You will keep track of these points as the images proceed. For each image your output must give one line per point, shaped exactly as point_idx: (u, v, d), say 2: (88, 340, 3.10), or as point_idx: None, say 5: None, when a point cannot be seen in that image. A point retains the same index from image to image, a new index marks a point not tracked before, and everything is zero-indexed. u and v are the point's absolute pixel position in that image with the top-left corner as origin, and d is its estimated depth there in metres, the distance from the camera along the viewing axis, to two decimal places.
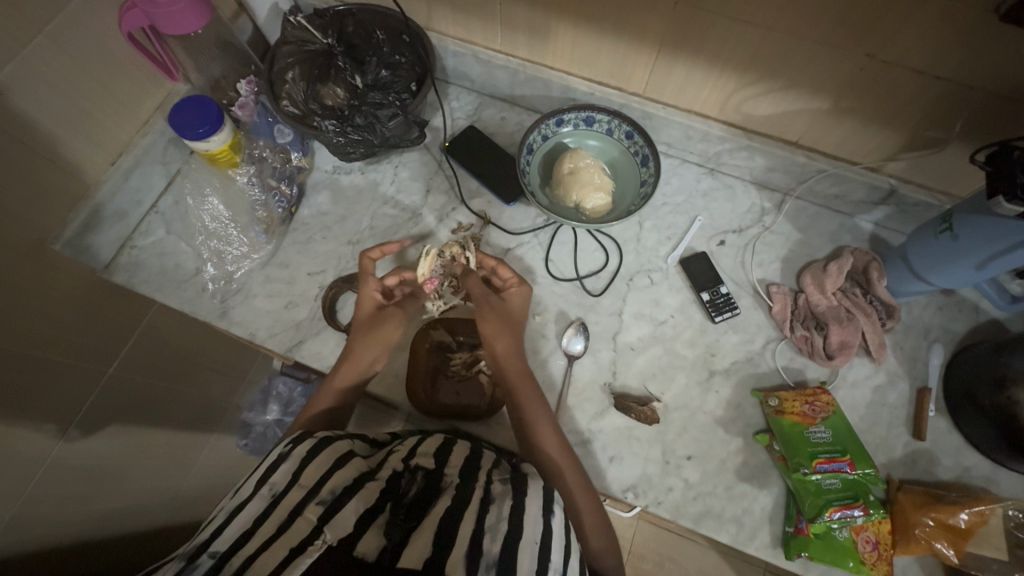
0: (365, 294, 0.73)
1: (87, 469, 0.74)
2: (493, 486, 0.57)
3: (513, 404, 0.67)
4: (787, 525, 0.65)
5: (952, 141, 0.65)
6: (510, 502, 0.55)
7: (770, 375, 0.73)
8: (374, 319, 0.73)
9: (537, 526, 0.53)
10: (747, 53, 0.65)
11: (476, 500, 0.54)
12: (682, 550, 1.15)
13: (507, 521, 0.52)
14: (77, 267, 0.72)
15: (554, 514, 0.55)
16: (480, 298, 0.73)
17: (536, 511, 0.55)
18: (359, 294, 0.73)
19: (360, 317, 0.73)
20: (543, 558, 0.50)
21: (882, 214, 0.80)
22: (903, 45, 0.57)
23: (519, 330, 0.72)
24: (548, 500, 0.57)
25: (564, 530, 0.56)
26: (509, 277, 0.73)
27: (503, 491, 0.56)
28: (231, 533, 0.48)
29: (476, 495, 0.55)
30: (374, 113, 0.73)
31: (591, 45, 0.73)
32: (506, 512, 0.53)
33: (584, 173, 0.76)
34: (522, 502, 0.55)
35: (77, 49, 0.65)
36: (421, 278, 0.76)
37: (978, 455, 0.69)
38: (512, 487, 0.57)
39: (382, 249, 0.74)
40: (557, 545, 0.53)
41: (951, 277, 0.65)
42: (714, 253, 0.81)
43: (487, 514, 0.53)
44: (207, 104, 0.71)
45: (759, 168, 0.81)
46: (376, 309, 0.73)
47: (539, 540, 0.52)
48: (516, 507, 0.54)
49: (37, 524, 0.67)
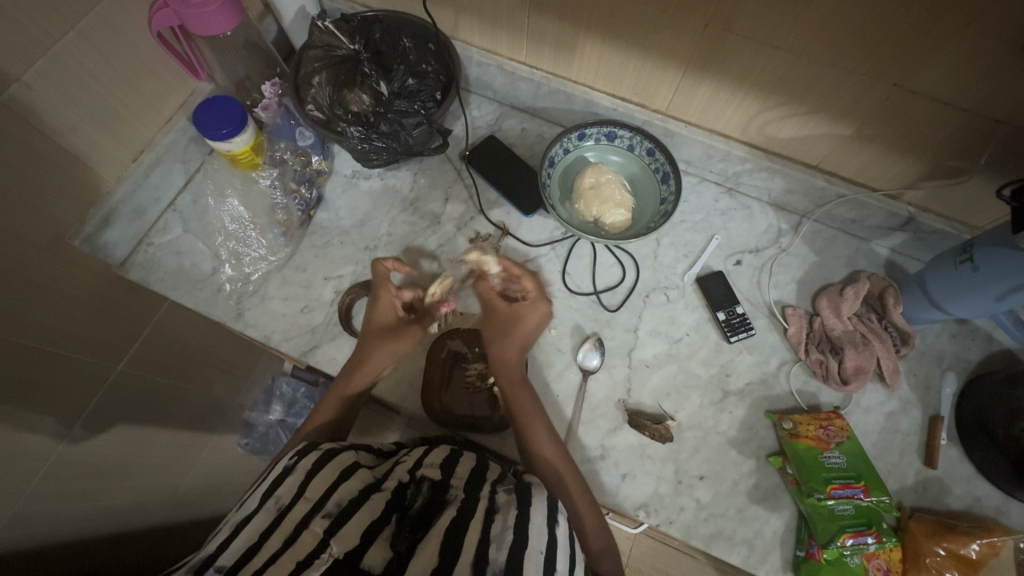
0: (387, 300, 0.73)
1: (94, 465, 0.74)
2: (497, 497, 0.56)
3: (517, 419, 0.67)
4: (798, 549, 0.66)
5: (974, 172, 0.66)
6: (515, 512, 0.53)
7: (784, 398, 0.74)
8: (387, 328, 0.72)
9: (543, 536, 0.52)
10: (774, 77, 0.66)
11: (482, 511, 0.54)
12: (681, 566, 1.15)
13: (513, 530, 0.51)
14: (93, 264, 0.72)
15: (559, 526, 0.54)
16: (491, 304, 0.74)
17: (539, 522, 0.53)
18: (376, 299, 0.73)
19: (375, 323, 0.72)
20: (548, 569, 0.49)
21: (899, 240, 0.80)
22: (929, 76, 0.58)
23: (527, 343, 0.71)
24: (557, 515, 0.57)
25: (569, 540, 0.54)
26: (530, 289, 0.73)
27: (508, 500, 0.55)
28: (236, 548, 0.48)
29: (481, 506, 0.55)
30: (399, 121, 0.73)
31: (618, 61, 0.74)
32: (511, 521, 0.52)
33: (605, 188, 0.76)
34: (527, 512, 0.54)
35: (108, 45, 0.65)
36: (433, 298, 0.77)
37: (989, 485, 0.69)
38: (518, 497, 0.56)
39: (397, 262, 0.74)
40: (563, 556, 0.52)
41: (967, 307, 0.66)
42: (730, 273, 0.81)
43: (492, 524, 0.52)
44: (232, 104, 0.71)
45: (777, 190, 0.81)
46: (396, 318, 0.73)
47: (545, 550, 0.50)
48: (522, 517, 0.53)
49: (40, 522, 0.66)
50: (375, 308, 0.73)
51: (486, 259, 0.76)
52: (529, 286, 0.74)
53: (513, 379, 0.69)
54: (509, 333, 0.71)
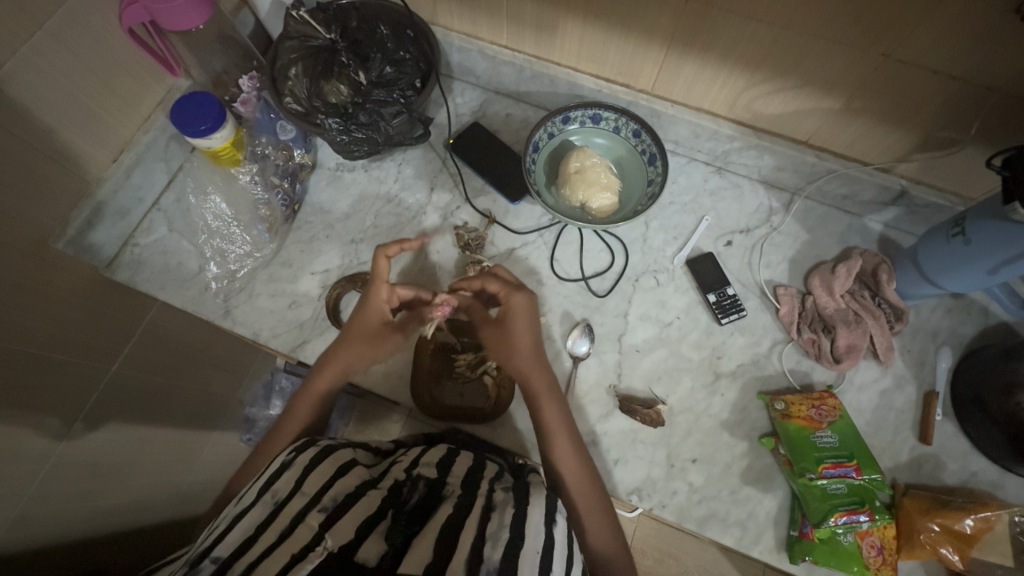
0: (376, 303, 0.69)
1: (97, 467, 0.76)
2: (494, 494, 0.56)
3: (536, 422, 0.65)
4: (792, 529, 0.65)
5: (965, 143, 0.64)
6: (511, 510, 0.54)
7: (777, 378, 0.73)
8: (375, 335, 0.70)
9: (539, 535, 0.52)
10: (761, 50, 0.64)
11: (480, 508, 0.54)
12: (682, 547, 1.17)
13: (509, 528, 0.51)
14: (78, 265, 0.72)
15: (556, 527, 0.54)
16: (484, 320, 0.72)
17: (538, 521, 0.53)
18: (367, 303, 0.69)
19: (359, 326, 0.70)
20: (544, 569, 0.49)
21: (892, 215, 0.79)
22: (921, 44, 0.56)
23: (533, 343, 0.69)
24: (551, 509, 0.56)
25: (567, 540, 0.54)
26: (498, 288, 0.70)
27: (506, 498, 0.55)
28: (233, 538, 0.48)
29: (478, 502, 0.54)
30: (379, 111, 0.72)
31: (600, 41, 0.72)
32: (508, 519, 0.52)
33: (591, 172, 0.75)
34: (523, 510, 0.54)
35: (79, 44, 0.64)
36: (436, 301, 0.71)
37: (985, 460, 0.68)
38: (514, 495, 0.56)
39: (398, 246, 0.70)
40: (560, 556, 0.52)
41: (960, 281, 0.64)
42: (721, 254, 0.80)
43: (489, 522, 0.52)
44: (209, 101, 0.69)
45: (767, 168, 0.80)
46: (382, 322, 0.70)
47: (542, 549, 0.51)
48: (517, 516, 0.53)
49: (45, 522, 0.68)
50: (363, 309, 0.70)
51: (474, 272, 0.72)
52: (495, 287, 0.70)
53: (524, 361, 0.67)
54: (506, 331, 0.69)
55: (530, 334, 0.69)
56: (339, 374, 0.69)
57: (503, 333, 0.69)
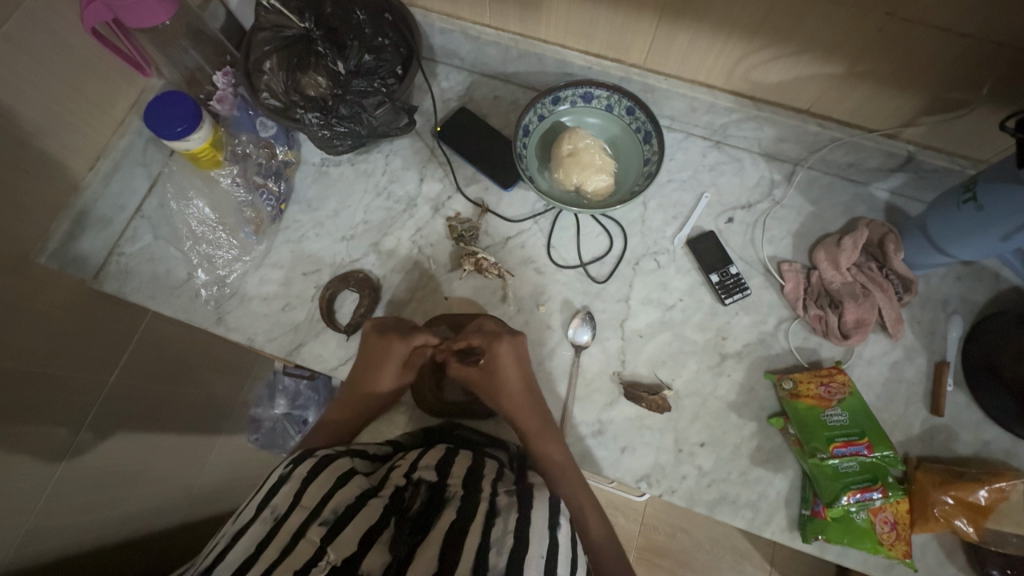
0: (385, 359, 0.66)
1: (107, 475, 0.77)
2: (498, 498, 0.56)
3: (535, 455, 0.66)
4: (804, 508, 0.65)
5: (977, 104, 0.62)
6: (516, 516, 0.53)
7: (784, 356, 0.72)
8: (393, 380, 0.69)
9: (543, 540, 0.51)
10: (756, 15, 0.60)
11: (482, 514, 0.53)
12: (695, 521, 1.18)
13: (513, 534, 0.50)
14: (64, 280, 0.70)
15: (560, 528, 0.53)
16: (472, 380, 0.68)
17: (542, 525, 0.53)
18: (380, 358, 0.66)
19: (371, 383, 0.68)
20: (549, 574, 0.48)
21: (899, 181, 0.76)
22: (927, 3, 0.52)
23: (523, 381, 0.67)
24: (554, 512, 0.55)
25: (570, 543, 0.53)
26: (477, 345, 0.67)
27: (509, 503, 0.55)
28: (232, 560, 0.47)
29: (481, 508, 0.54)
30: (360, 102, 0.69)
31: (587, 15, 0.68)
32: (512, 525, 0.51)
33: (584, 154, 0.72)
34: (529, 514, 0.54)
35: (41, 47, 0.61)
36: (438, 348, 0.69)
37: (999, 429, 0.67)
38: (519, 500, 0.55)
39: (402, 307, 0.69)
40: (566, 558, 0.51)
41: (973, 249, 0.62)
42: (722, 232, 0.77)
43: (493, 529, 0.51)
44: (184, 100, 0.67)
45: (768, 139, 0.77)
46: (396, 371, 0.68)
47: (546, 554, 0.50)
48: (524, 520, 0.52)
49: (57, 534, 0.70)
50: (374, 366, 0.67)
51: (479, 258, 0.74)
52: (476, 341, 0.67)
53: (518, 402, 0.66)
54: (494, 380, 0.66)
55: (520, 378, 0.67)
56: (346, 422, 0.70)
57: (489, 381, 0.66)
